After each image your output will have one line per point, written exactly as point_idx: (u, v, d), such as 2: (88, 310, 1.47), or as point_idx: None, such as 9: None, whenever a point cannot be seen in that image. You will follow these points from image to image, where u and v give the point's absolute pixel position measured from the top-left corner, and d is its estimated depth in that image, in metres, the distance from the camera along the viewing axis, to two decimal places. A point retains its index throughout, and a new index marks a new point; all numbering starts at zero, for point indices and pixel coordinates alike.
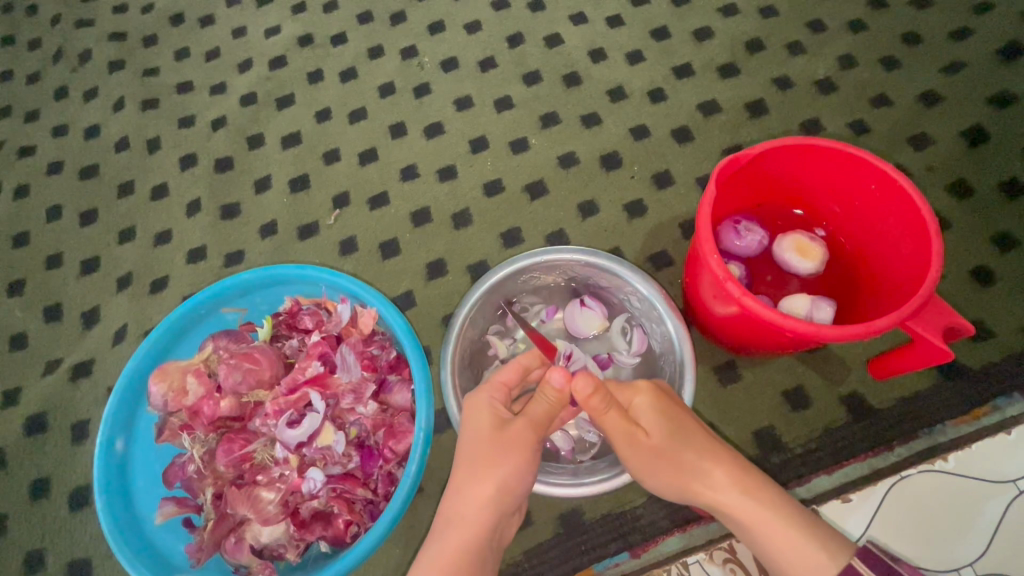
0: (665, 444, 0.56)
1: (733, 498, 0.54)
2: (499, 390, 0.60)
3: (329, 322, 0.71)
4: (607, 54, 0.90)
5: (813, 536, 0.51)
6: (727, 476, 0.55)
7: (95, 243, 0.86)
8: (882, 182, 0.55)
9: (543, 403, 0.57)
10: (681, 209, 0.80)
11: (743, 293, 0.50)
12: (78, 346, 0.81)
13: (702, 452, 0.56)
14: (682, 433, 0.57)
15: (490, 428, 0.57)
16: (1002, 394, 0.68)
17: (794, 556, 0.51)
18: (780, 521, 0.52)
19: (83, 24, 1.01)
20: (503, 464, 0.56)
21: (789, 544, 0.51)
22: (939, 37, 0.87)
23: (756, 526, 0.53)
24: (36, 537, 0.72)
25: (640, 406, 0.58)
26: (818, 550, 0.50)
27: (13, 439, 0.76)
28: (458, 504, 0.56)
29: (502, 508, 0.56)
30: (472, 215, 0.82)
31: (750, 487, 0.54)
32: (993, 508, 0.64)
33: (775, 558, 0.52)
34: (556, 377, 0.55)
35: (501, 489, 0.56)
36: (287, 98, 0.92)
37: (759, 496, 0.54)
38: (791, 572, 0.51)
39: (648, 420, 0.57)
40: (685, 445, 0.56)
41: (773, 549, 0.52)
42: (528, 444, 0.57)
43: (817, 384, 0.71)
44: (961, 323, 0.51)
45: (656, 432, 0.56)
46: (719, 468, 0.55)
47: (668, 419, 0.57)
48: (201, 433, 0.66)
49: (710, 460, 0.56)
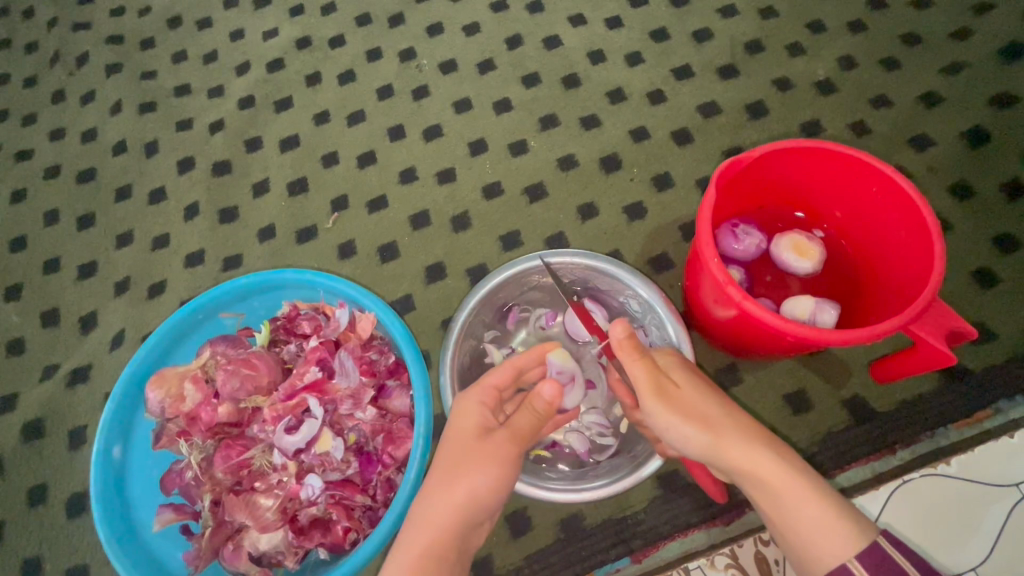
0: (690, 398, 0.53)
1: (766, 457, 0.49)
2: (487, 395, 0.57)
3: (327, 326, 0.70)
4: (606, 56, 0.89)
5: (842, 504, 0.48)
6: (756, 434, 0.51)
7: (93, 247, 0.86)
8: (883, 185, 0.55)
9: (529, 415, 0.56)
10: (681, 211, 0.80)
11: (744, 298, 0.50)
12: (76, 351, 0.80)
13: (728, 410, 0.52)
14: (708, 392, 0.53)
15: (470, 438, 0.54)
16: (1004, 397, 0.68)
17: (822, 522, 0.47)
18: (809, 485, 0.48)
19: (80, 27, 1.00)
20: (481, 471, 0.52)
21: (818, 509, 0.47)
22: (939, 37, 0.87)
23: (785, 487, 0.48)
24: (34, 543, 0.72)
25: (667, 365, 0.56)
26: (844, 521, 0.47)
27: (11, 445, 0.76)
28: (438, 495, 0.51)
29: (462, 518, 0.51)
30: (472, 218, 0.81)
31: (779, 449, 0.50)
32: (996, 511, 0.63)
33: (798, 526, 0.48)
34: (548, 389, 0.55)
35: (469, 492, 0.51)
36: (285, 102, 0.91)
37: (788, 456, 0.49)
38: (817, 541, 0.47)
39: (674, 374, 0.55)
40: (712, 402, 0.52)
41: (798, 514, 0.48)
42: (506, 455, 0.53)
43: (818, 388, 0.70)
44: (964, 327, 0.50)
45: (680, 386, 0.54)
46: (748, 426, 0.51)
47: (694, 379, 0.55)
48: (199, 440, 0.65)
49: (737, 421, 0.51)
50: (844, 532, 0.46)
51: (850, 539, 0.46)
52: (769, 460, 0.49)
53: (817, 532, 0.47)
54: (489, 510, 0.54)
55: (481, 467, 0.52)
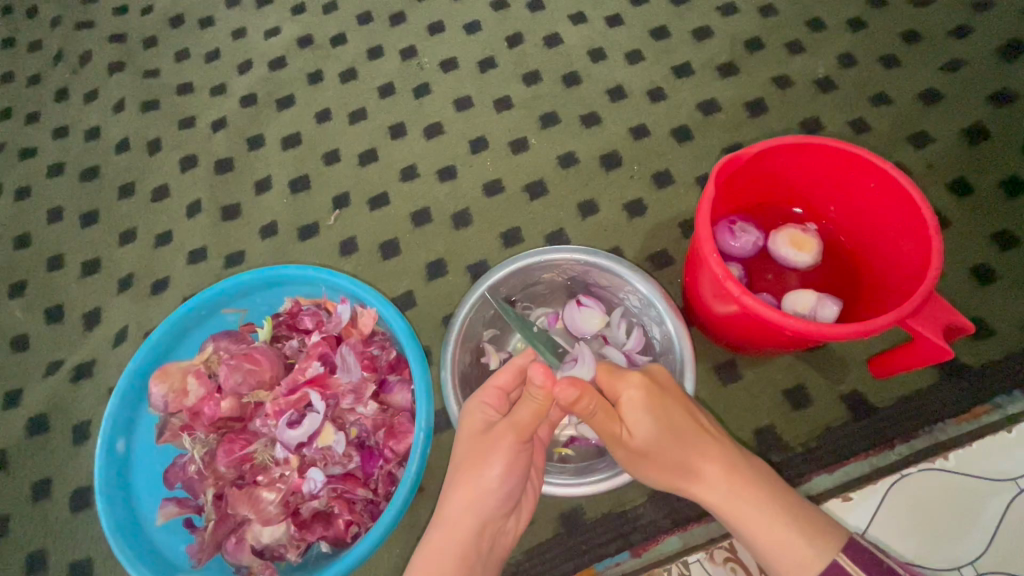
0: (653, 442, 0.55)
1: (720, 495, 0.53)
2: (493, 392, 0.58)
3: (329, 322, 0.71)
4: (606, 54, 0.90)
5: (805, 525, 0.51)
6: (715, 470, 0.54)
7: (95, 244, 0.87)
8: (882, 181, 0.55)
9: (530, 404, 0.54)
10: (680, 208, 0.80)
11: (743, 292, 0.50)
12: (79, 347, 0.81)
13: (691, 443, 0.55)
14: (672, 429, 0.55)
15: (474, 434, 0.57)
16: (1002, 392, 0.68)
17: (779, 549, 0.50)
18: (766, 519, 0.51)
19: (83, 26, 1.01)
20: (483, 465, 0.55)
21: (775, 539, 0.51)
22: (938, 35, 0.87)
23: (741, 520, 0.52)
24: (38, 538, 0.72)
25: (629, 404, 0.55)
26: (804, 545, 0.50)
27: (14, 441, 0.77)
28: (451, 502, 0.55)
29: (485, 511, 0.55)
30: (472, 215, 0.82)
31: (737, 483, 0.53)
32: (993, 506, 0.64)
33: (760, 551, 0.52)
34: (537, 373, 0.52)
35: (474, 490, 0.55)
36: (287, 99, 0.92)
37: (744, 490, 0.53)
38: (776, 567, 0.51)
39: (636, 420, 0.55)
40: (673, 440, 0.55)
41: (758, 542, 0.52)
42: (502, 448, 0.55)
43: (817, 383, 0.71)
44: (962, 322, 0.51)
45: (642, 434, 0.55)
46: (707, 461, 0.54)
47: (658, 422, 0.54)
48: (202, 434, 0.66)
49: (697, 455, 0.55)
50: (803, 557, 0.49)
51: (811, 565, 0.49)
52: (725, 499, 0.53)
53: (778, 559, 0.50)
54: (508, 500, 0.56)
55: (482, 462, 0.55)
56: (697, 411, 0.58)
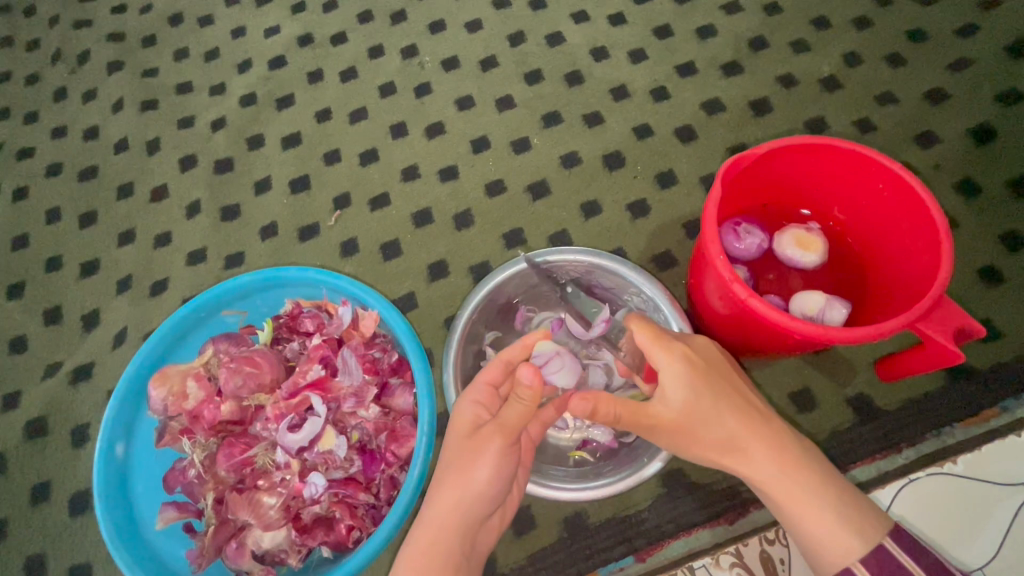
0: (690, 416, 0.52)
1: (769, 475, 0.51)
2: (484, 393, 0.56)
3: (330, 324, 0.70)
4: (609, 53, 0.89)
5: (850, 512, 0.49)
6: (765, 448, 0.51)
7: (94, 244, 0.86)
8: (890, 183, 0.54)
9: (516, 407, 0.51)
10: (685, 209, 0.79)
11: (750, 295, 0.50)
12: (78, 348, 0.80)
13: (738, 421, 0.52)
14: (716, 404, 0.51)
15: (463, 434, 0.54)
16: (1010, 395, 0.67)
17: (819, 533, 0.49)
18: (812, 501, 0.50)
19: (82, 24, 1.00)
20: (469, 468, 0.52)
21: (822, 524, 0.49)
22: (944, 34, 0.86)
23: (786, 502, 0.50)
24: (37, 541, 0.72)
25: (670, 379, 0.52)
26: (849, 532, 0.48)
27: (13, 444, 0.76)
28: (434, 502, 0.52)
29: (468, 515, 0.52)
30: (474, 215, 0.81)
31: (786, 463, 0.50)
32: (1003, 510, 0.63)
33: (801, 533, 0.50)
34: (527, 373, 0.49)
35: (458, 498, 0.52)
36: (287, 99, 0.91)
37: (794, 473, 0.50)
38: (816, 550, 0.49)
39: (676, 394, 0.52)
40: (718, 418, 0.51)
41: (800, 524, 0.50)
42: (489, 449, 0.52)
43: (824, 385, 0.70)
44: (972, 325, 0.50)
45: (682, 407, 0.52)
46: (754, 440, 0.51)
47: (702, 399, 0.51)
48: (202, 438, 0.65)
49: (745, 434, 0.51)
50: (848, 542, 0.48)
51: (851, 552, 0.48)
52: (769, 477, 0.51)
53: (819, 543, 0.49)
54: (493, 502, 0.54)
55: (470, 464, 0.52)
56: (740, 383, 0.54)
